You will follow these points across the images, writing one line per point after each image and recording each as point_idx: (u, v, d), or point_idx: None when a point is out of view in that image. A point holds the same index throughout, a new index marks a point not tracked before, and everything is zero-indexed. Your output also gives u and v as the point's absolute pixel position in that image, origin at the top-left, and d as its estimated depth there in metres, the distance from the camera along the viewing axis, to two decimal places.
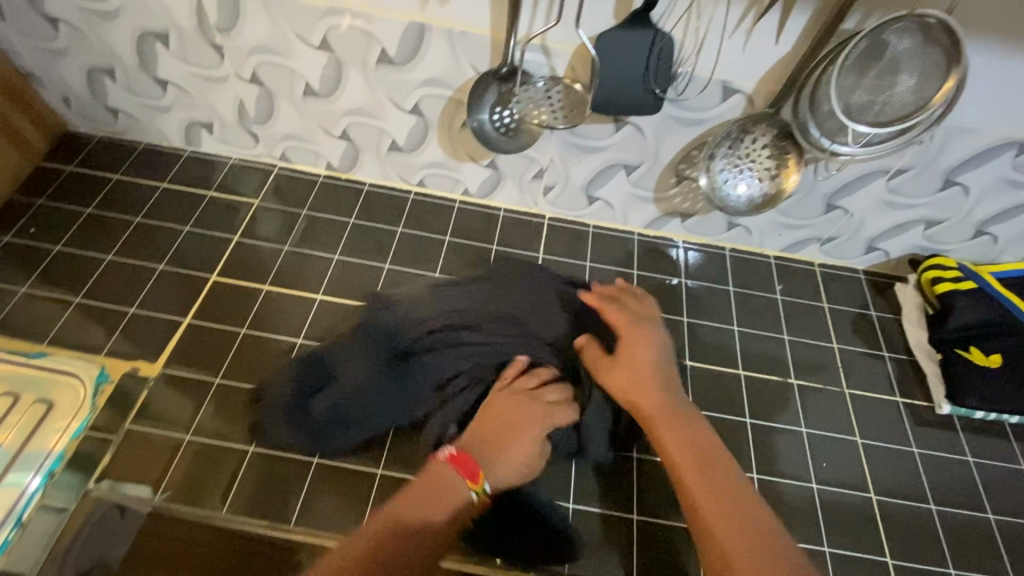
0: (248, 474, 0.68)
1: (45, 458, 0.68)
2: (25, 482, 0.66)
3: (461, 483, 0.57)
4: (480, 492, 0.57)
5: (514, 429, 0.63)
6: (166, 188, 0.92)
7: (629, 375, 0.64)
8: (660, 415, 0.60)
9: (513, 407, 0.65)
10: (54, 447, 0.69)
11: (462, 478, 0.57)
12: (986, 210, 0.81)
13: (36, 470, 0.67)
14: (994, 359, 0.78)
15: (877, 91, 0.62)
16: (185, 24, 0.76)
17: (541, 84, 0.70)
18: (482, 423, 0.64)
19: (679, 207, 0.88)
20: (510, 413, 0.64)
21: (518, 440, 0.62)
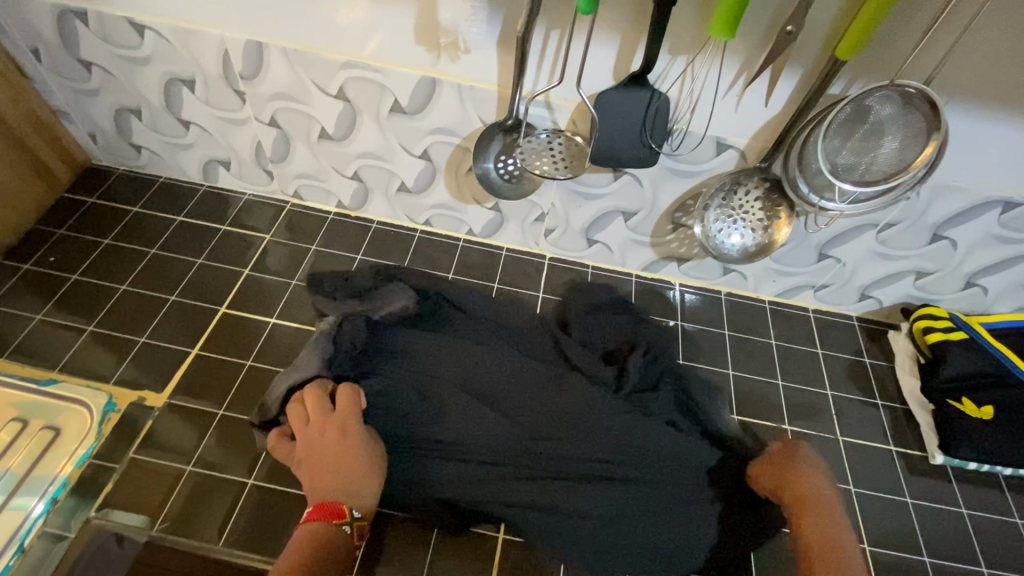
0: (245, 506, 0.69)
1: (50, 483, 0.69)
2: (30, 505, 0.68)
3: (327, 525, 0.57)
4: (352, 520, 0.58)
5: (345, 461, 0.61)
6: (182, 220, 0.95)
7: (790, 471, 0.62)
8: (810, 511, 0.58)
9: (321, 442, 0.63)
10: (60, 472, 0.70)
11: (327, 521, 0.57)
12: (974, 263, 0.83)
13: (41, 495, 0.68)
14: (986, 411, 0.79)
15: (862, 152, 0.65)
16: (210, 72, 0.80)
17: (544, 135, 0.75)
18: (310, 470, 0.61)
19: (676, 251, 0.90)
20: (322, 444, 0.63)
21: (346, 460, 0.62)
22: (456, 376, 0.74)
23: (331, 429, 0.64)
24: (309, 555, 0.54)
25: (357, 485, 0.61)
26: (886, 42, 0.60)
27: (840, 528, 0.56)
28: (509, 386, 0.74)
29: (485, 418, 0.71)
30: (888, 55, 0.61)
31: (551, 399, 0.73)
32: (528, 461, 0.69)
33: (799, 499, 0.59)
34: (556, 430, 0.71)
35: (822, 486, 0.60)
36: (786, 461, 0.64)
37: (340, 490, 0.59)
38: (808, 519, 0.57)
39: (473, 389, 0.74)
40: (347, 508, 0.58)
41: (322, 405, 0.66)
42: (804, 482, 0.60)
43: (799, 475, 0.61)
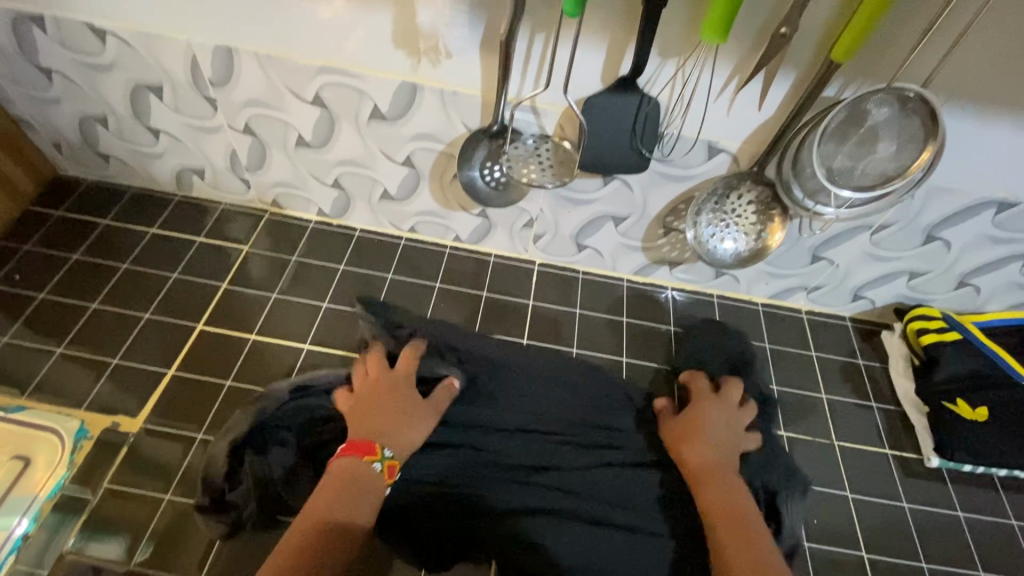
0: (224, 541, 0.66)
1: (32, 501, 0.66)
2: (12, 524, 0.64)
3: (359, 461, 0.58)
4: (383, 460, 0.59)
5: (389, 406, 0.64)
6: (155, 232, 0.91)
7: (692, 433, 0.67)
8: (695, 480, 0.62)
9: (377, 391, 0.66)
10: (42, 490, 0.67)
11: (358, 456, 0.59)
12: (967, 264, 0.82)
13: (24, 512, 0.65)
14: (981, 413, 0.78)
15: (857, 157, 0.63)
16: (178, 78, 0.76)
17: (530, 141, 0.72)
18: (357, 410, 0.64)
19: (667, 255, 0.88)
20: (378, 392, 0.66)
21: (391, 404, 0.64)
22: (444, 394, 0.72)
23: (384, 380, 0.67)
24: (340, 490, 0.56)
25: (400, 433, 0.63)
26: (882, 44, 0.58)
27: (716, 488, 0.61)
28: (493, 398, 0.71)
29: (475, 436, 0.69)
30: (886, 57, 0.59)
31: (547, 430, 0.70)
32: (521, 481, 0.66)
33: (689, 469, 0.64)
34: (543, 443, 0.69)
35: (711, 450, 0.65)
36: (683, 426, 0.68)
37: (382, 434, 0.62)
38: (705, 483, 0.62)
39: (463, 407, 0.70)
40: (380, 448, 0.60)
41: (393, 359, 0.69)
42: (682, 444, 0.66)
43: (695, 445, 0.65)
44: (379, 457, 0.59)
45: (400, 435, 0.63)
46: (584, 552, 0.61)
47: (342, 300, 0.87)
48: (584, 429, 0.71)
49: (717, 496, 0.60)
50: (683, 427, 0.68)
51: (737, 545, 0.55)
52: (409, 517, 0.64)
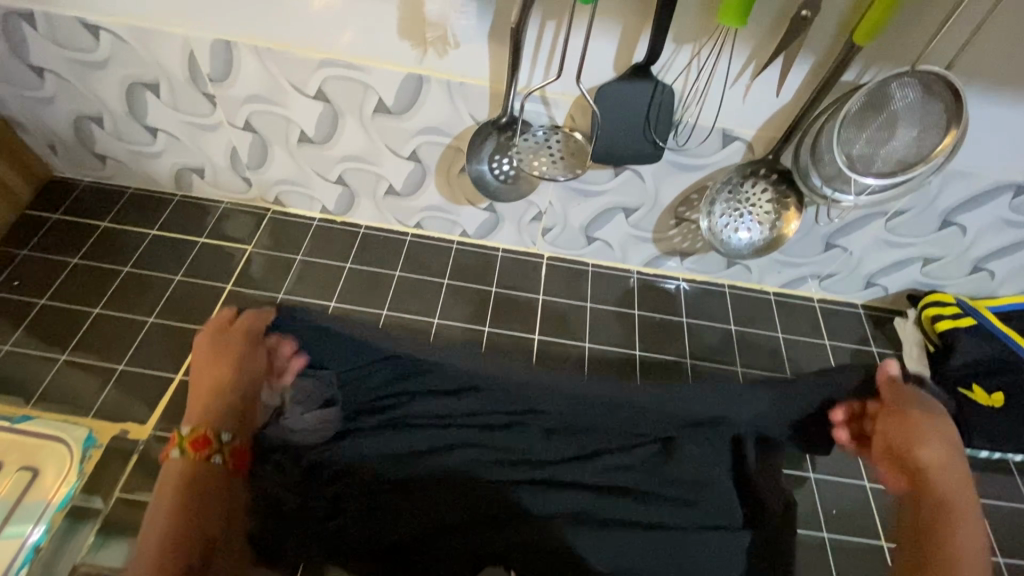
0: None
1: (45, 508, 0.66)
2: (27, 531, 0.64)
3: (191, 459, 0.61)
4: (221, 454, 0.62)
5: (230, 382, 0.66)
6: (156, 234, 0.89)
7: (908, 423, 0.67)
8: (934, 476, 0.64)
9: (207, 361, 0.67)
10: (54, 496, 0.67)
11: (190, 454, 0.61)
12: (983, 248, 0.81)
13: (38, 519, 0.65)
14: (997, 399, 0.78)
15: (877, 143, 0.61)
16: (175, 74, 0.74)
17: (540, 132, 0.70)
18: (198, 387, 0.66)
19: (679, 246, 0.87)
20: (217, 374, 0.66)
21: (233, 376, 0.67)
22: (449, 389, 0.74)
23: (221, 356, 0.67)
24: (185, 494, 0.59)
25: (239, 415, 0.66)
26: (905, 25, 0.56)
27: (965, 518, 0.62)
28: (492, 395, 0.73)
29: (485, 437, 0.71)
30: (907, 40, 0.57)
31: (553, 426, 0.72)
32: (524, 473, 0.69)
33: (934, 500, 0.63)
34: (543, 435, 0.72)
35: (938, 450, 0.65)
36: (897, 419, 0.68)
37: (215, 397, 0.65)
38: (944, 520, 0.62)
39: (463, 405, 0.72)
40: (212, 436, 0.62)
41: (209, 332, 0.69)
42: (888, 434, 0.68)
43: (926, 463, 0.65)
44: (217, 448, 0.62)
45: (235, 416, 0.65)
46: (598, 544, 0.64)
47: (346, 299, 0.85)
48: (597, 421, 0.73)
49: (948, 488, 0.63)
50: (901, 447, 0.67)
51: (971, 538, 0.60)
52: (433, 536, 0.64)
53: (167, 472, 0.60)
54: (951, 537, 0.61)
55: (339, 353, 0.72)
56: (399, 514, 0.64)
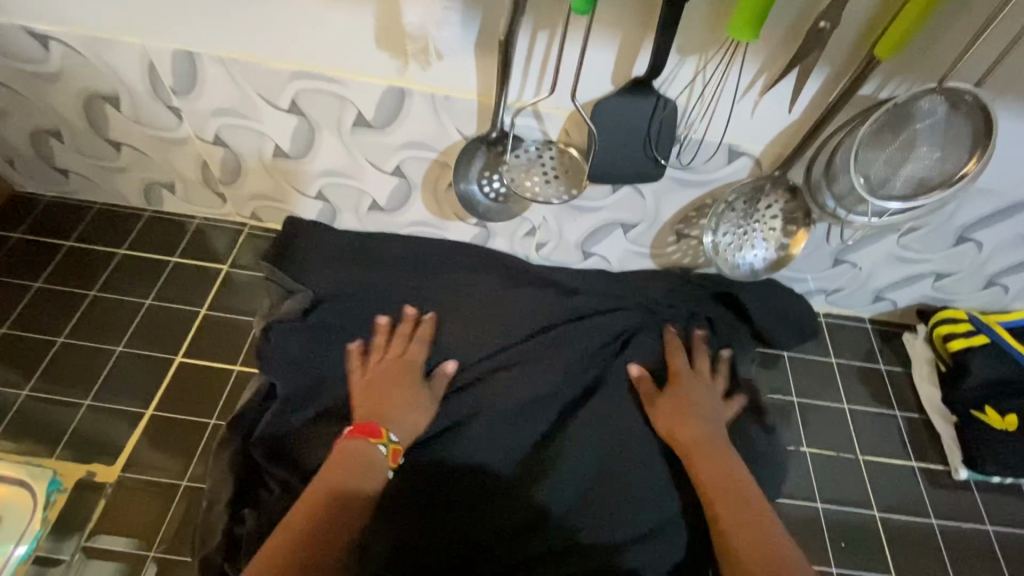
0: None
1: (25, 532, 0.63)
2: (9, 551, 0.62)
3: (367, 442, 0.61)
4: (389, 444, 0.62)
5: (400, 386, 0.68)
6: (125, 254, 0.84)
7: (675, 413, 0.69)
8: (687, 447, 0.66)
9: (384, 380, 0.68)
10: (33, 522, 0.64)
11: (366, 439, 0.61)
12: (999, 264, 0.77)
13: (18, 541, 0.63)
14: (1011, 421, 0.75)
15: (896, 164, 0.57)
16: (135, 86, 0.68)
17: (532, 148, 0.65)
18: (371, 383, 0.68)
19: (679, 261, 0.83)
20: (397, 379, 0.69)
21: (414, 413, 0.67)
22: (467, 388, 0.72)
23: (402, 365, 0.70)
24: (351, 461, 0.59)
25: (401, 418, 0.66)
26: (930, 37, 0.52)
27: (726, 461, 0.64)
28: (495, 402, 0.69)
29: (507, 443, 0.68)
30: (932, 53, 0.53)
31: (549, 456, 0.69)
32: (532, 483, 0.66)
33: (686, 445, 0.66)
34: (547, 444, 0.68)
35: (698, 417, 0.69)
36: (673, 402, 0.70)
37: (385, 419, 0.65)
38: (698, 464, 0.64)
39: (482, 406, 0.69)
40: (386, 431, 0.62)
41: (403, 350, 0.72)
42: (661, 421, 0.69)
43: (691, 423, 0.68)
44: (385, 440, 0.62)
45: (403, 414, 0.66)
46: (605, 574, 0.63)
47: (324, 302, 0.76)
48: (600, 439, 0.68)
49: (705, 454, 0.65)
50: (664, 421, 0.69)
51: (741, 515, 0.58)
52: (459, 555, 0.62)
53: (339, 453, 0.60)
54: (722, 511, 0.59)
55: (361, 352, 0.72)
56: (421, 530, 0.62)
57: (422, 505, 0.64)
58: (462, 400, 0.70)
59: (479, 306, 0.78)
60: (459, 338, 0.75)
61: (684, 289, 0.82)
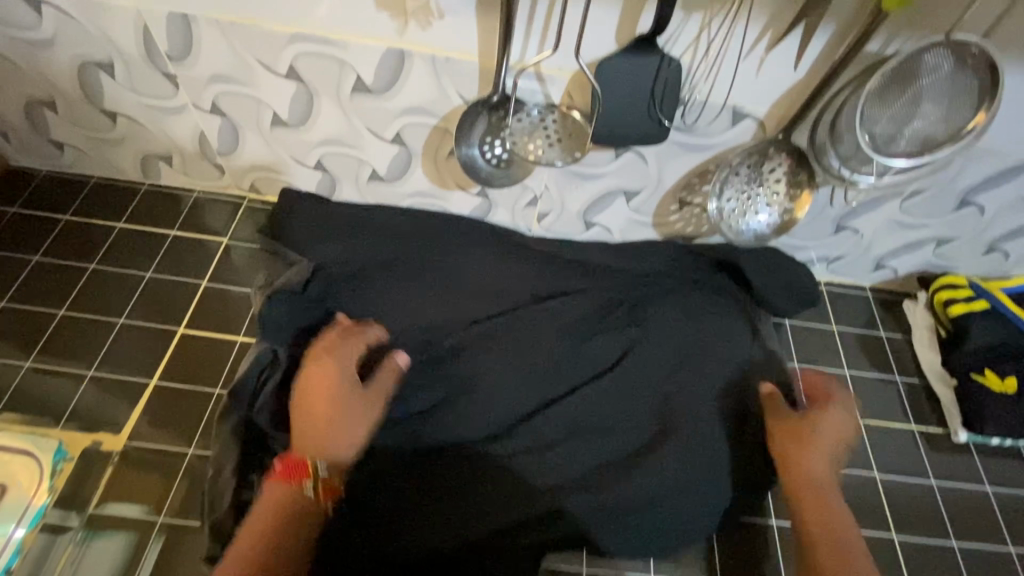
0: None
1: (26, 509, 0.63)
2: (10, 531, 0.61)
3: (289, 485, 0.55)
4: (315, 477, 0.56)
5: (333, 404, 0.60)
6: (123, 227, 0.83)
7: (801, 443, 0.62)
8: (819, 496, 0.59)
9: (310, 401, 0.60)
10: (35, 498, 0.63)
11: (288, 482, 0.55)
12: (1000, 228, 0.78)
13: (19, 520, 0.62)
14: (1010, 384, 0.75)
15: (902, 121, 0.56)
16: (130, 52, 0.67)
17: (535, 112, 0.64)
18: (305, 402, 0.61)
19: (681, 231, 0.83)
20: (325, 398, 0.61)
21: (348, 433, 0.60)
22: (472, 354, 0.74)
23: (327, 388, 0.61)
24: (278, 516, 0.54)
25: (341, 438, 0.59)
26: None
27: (833, 506, 0.58)
28: (494, 368, 0.73)
29: (512, 400, 0.72)
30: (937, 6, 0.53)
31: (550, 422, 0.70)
32: (535, 443, 0.69)
33: (798, 480, 0.61)
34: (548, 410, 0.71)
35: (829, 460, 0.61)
36: (798, 432, 0.63)
37: (319, 446, 0.58)
38: (810, 499, 0.59)
39: (487, 366, 0.73)
40: (311, 462, 0.56)
41: (324, 365, 0.63)
42: (781, 445, 0.64)
43: (805, 454, 0.62)
44: (312, 475, 0.56)
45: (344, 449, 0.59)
46: (609, 528, 0.64)
47: (329, 272, 0.76)
48: (595, 402, 0.72)
49: (830, 502, 0.59)
50: (782, 447, 0.63)
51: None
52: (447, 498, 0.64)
53: (270, 497, 0.55)
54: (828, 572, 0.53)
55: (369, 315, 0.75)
56: (412, 531, 0.61)
57: (403, 459, 0.66)
58: (462, 362, 0.73)
59: (477, 276, 0.79)
60: (462, 308, 0.77)
61: (686, 260, 0.82)
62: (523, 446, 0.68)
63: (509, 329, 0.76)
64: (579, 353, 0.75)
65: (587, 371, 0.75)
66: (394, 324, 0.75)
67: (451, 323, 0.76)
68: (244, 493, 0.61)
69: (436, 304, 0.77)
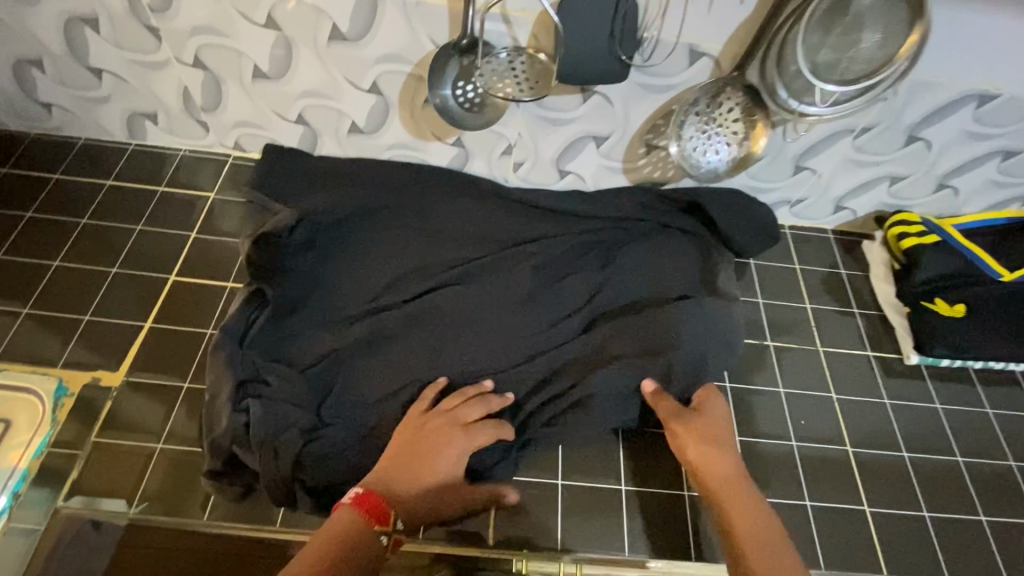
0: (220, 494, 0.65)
1: (9, 476, 0.65)
2: None
3: (366, 521, 0.54)
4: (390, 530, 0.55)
5: (433, 452, 0.61)
6: (112, 184, 0.86)
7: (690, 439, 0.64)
8: (725, 487, 0.59)
9: (417, 452, 0.61)
10: (18, 464, 0.65)
11: (367, 517, 0.55)
12: (948, 164, 0.83)
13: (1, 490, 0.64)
14: (959, 309, 0.80)
15: (842, 48, 0.61)
16: (116, 6, 0.71)
17: (503, 55, 0.68)
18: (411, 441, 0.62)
19: (650, 176, 0.87)
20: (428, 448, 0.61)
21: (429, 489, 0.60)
22: (452, 294, 0.76)
23: (437, 437, 0.62)
24: (342, 543, 0.53)
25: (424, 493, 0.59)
26: None
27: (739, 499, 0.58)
28: (472, 304, 0.77)
29: (491, 335, 0.75)
30: None
31: (527, 350, 0.74)
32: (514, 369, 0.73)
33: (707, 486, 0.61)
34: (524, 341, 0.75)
35: (723, 459, 0.62)
36: (688, 432, 0.64)
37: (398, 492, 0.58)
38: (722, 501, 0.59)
39: (466, 303, 0.76)
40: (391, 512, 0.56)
41: (452, 429, 0.63)
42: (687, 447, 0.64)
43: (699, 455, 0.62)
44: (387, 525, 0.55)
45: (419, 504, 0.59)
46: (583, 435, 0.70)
47: (311, 219, 0.79)
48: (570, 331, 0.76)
49: (734, 494, 0.59)
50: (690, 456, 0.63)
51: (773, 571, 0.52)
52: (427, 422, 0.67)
53: (340, 521, 0.54)
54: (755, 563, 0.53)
55: (354, 258, 0.78)
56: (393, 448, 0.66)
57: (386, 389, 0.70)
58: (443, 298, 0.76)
59: (455, 220, 0.83)
60: (443, 253, 0.80)
61: (656, 202, 0.85)
62: (503, 373, 0.72)
63: (488, 272, 0.79)
64: (553, 293, 0.78)
65: (562, 309, 0.78)
66: (376, 265, 0.78)
67: (431, 266, 0.79)
68: (235, 417, 0.65)
69: (416, 249, 0.80)
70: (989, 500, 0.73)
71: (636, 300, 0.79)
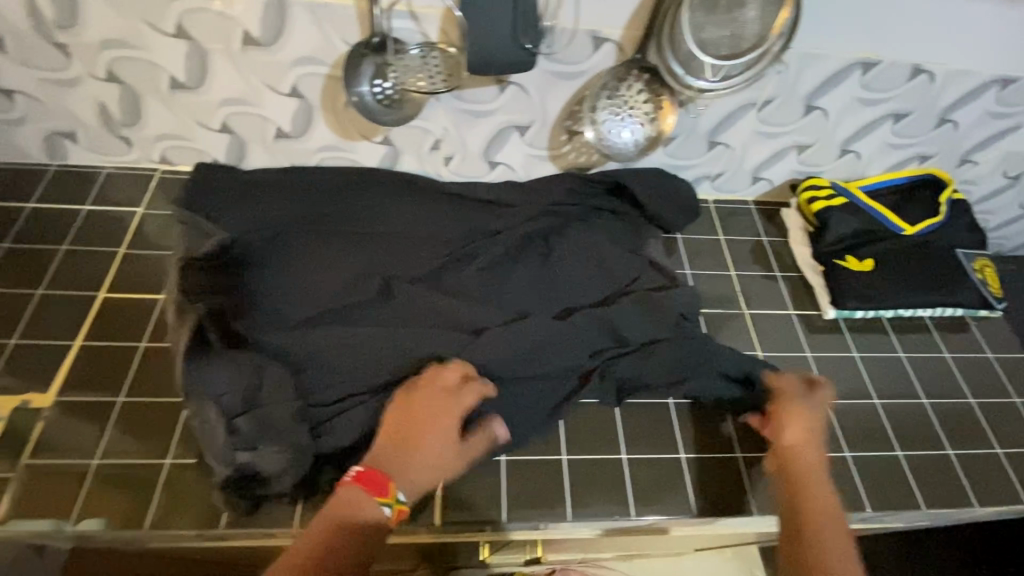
0: (161, 503, 0.64)
1: None
2: None
3: (367, 498, 0.56)
4: (391, 504, 0.57)
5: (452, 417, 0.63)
6: (35, 206, 0.84)
7: (790, 429, 0.66)
8: (805, 470, 0.62)
9: (414, 429, 0.61)
10: None
11: (367, 493, 0.56)
12: (846, 130, 0.89)
13: None
14: (866, 264, 0.88)
15: (726, 25, 0.66)
16: (21, 24, 0.71)
17: (416, 50, 0.71)
18: (416, 416, 0.62)
19: (575, 162, 0.90)
20: (429, 420, 0.62)
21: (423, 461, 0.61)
22: (386, 286, 0.77)
23: (454, 409, 0.63)
24: (341, 520, 0.54)
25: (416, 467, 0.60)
26: None
27: (821, 489, 0.60)
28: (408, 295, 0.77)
29: (426, 323, 0.75)
30: None
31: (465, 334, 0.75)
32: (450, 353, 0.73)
33: (789, 457, 0.63)
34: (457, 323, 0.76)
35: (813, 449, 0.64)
36: (795, 415, 0.67)
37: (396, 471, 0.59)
38: (803, 483, 0.61)
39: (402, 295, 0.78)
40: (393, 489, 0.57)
41: (448, 399, 0.64)
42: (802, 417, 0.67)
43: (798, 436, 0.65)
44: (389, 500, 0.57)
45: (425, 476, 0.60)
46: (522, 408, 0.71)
47: (242, 227, 0.80)
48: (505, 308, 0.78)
49: (818, 480, 0.61)
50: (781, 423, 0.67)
51: (832, 538, 0.55)
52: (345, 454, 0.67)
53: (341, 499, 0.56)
54: (822, 535, 0.55)
55: (286, 262, 0.78)
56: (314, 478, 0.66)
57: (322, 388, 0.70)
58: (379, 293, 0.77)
59: (388, 216, 0.84)
60: (376, 249, 0.81)
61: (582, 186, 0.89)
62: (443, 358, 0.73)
63: (421, 265, 0.80)
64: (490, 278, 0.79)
65: (500, 297, 0.79)
66: (309, 263, 0.78)
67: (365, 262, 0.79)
68: None
69: (346, 248, 0.80)
70: (905, 434, 0.79)
71: (570, 279, 0.81)
